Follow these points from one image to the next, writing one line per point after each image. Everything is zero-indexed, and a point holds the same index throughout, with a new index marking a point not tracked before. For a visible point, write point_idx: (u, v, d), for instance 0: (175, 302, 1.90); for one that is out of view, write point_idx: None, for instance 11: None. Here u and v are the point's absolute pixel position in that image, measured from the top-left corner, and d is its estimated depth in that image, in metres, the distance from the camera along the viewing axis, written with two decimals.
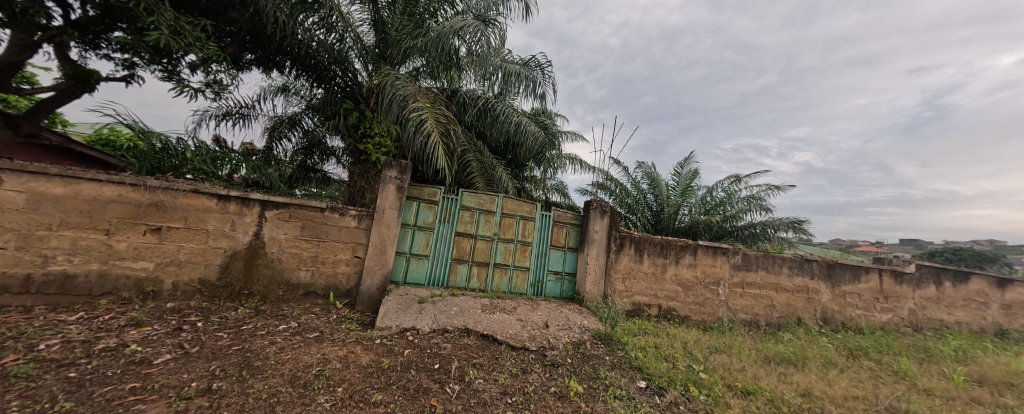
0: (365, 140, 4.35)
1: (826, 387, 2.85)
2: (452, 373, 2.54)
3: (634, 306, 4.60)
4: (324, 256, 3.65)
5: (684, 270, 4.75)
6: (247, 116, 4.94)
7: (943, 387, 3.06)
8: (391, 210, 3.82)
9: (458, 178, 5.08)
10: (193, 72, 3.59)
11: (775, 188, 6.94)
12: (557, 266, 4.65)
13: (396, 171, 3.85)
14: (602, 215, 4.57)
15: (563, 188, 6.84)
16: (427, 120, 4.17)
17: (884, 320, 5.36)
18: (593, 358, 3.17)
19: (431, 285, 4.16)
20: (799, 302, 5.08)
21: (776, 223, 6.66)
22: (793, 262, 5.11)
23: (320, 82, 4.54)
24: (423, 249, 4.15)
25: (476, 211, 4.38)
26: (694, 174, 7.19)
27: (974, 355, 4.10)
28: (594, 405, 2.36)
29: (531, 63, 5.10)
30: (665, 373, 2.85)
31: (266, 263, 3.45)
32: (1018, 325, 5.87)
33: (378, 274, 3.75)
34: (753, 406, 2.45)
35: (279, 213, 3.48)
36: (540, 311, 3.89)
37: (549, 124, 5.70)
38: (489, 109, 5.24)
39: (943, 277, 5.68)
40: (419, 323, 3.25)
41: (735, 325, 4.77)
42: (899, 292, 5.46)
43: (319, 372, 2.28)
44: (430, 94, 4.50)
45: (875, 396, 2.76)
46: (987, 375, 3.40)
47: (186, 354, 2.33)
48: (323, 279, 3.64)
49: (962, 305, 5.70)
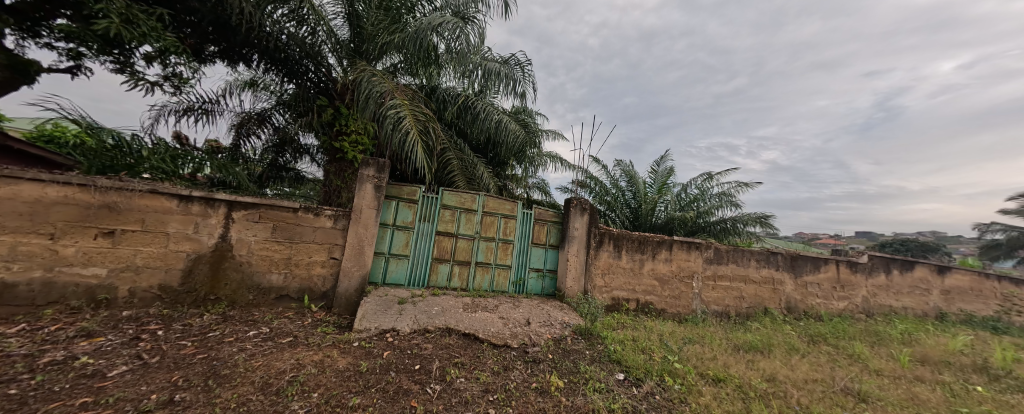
0: (341, 137, 4.21)
1: (789, 372, 3.03)
2: (433, 373, 2.52)
3: (613, 301, 4.71)
4: (298, 258, 3.52)
5: (660, 265, 4.91)
6: (211, 112, 4.68)
7: (891, 368, 3.32)
8: (368, 209, 3.72)
9: (439, 177, 5.03)
10: (150, 64, 3.35)
11: (744, 185, 7.29)
12: (539, 264, 4.69)
13: (374, 170, 3.76)
14: (582, 212, 4.65)
15: (544, 186, 6.90)
16: (405, 117, 4.09)
17: (841, 307, 5.75)
18: (574, 353, 3.23)
19: (411, 285, 4.10)
20: (765, 293, 5.36)
21: (745, 219, 6.99)
22: (760, 255, 5.39)
23: (292, 77, 4.35)
24: (403, 249, 4.08)
25: (457, 210, 4.34)
26: (670, 171, 7.44)
27: (918, 337, 4.47)
28: (574, 399, 2.40)
29: (511, 61, 5.11)
30: (642, 365, 2.95)
31: (234, 267, 3.29)
32: (955, 308, 6.45)
33: (356, 276, 3.65)
34: (723, 393, 2.58)
35: (247, 214, 3.32)
36: (521, 308, 3.92)
37: (529, 122, 5.73)
38: (469, 107, 5.20)
39: (892, 266, 6.15)
40: (399, 324, 3.20)
41: (708, 316, 4.98)
42: (853, 281, 5.87)
43: (293, 378, 2.21)
44: (408, 91, 4.41)
45: (832, 379, 2.96)
46: (928, 355, 3.72)
47: (145, 365, 2.19)
48: (296, 282, 3.52)
49: (908, 292, 6.20)
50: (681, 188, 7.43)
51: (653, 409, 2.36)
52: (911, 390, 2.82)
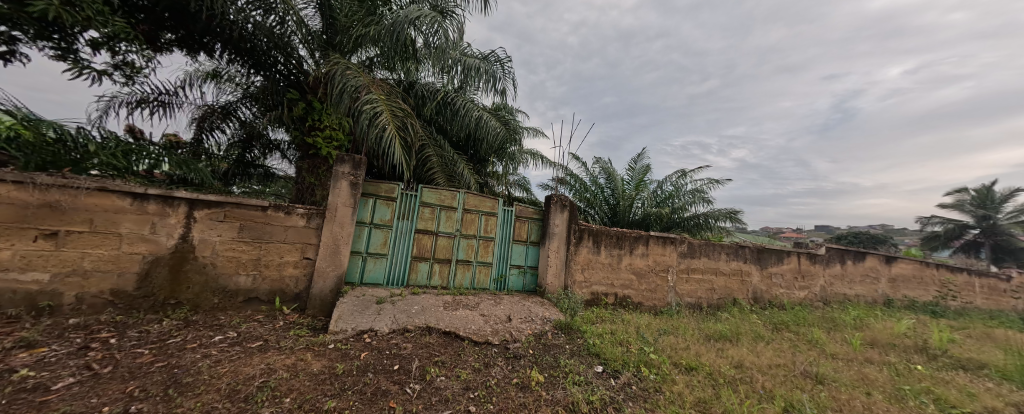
0: (314, 133, 4.06)
1: (754, 359, 3.20)
2: (412, 373, 2.48)
3: (592, 296, 4.81)
4: (268, 259, 3.37)
5: (637, 259, 5.05)
6: (168, 104, 4.38)
7: (844, 351, 3.58)
8: (344, 207, 3.60)
9: (418, 174, 4.94)
10: (96, 51, 3.09)
11: (715, 181, 7.61)
12: (520, 261, 4.71)
13: (350, 167, 3.64)
14: (562, 208, 4.70)
15: (525, 183, 6.93)
16: (382, 113, 3.99)
17: (802, 296, 6.14)
18: (554, 348, 3.28)
19: (390, 284, 4.02)
20: (734, 284, 5.64)
21: (717, 214, 7.30)
22: (729, 249, 5.65)
23: (259, 69, 4.13)
24: (381, 247, 3.99)
25: (437, 207, 4.28)
26: (646, 169, 7.65)
27: (868, 322, 4.84)
28: (554, 392, 2.44)
29: (490, 57, 5.08)
30: (619, 357, 3.03)
31: (197, 269, 3.10)
32: (900, 294, 7.03)
33: (331, 276, 3.54)
34: (695, 380, 2.70)
35: (210, 213, 3.14)
36: (502, 305, 3.93)
37: (510, 119, 5.72)
38: (448, 103, 5.13)
39: (847, 257, 6.62)
40: (377, 324, 3.13)
41: (682, 308, 5.18)
42: (813, 271, 6.27)
43: (263, 383, 2.12)
44: (385, 86, 4.30)
45: (793, 363, 3.16)
46: (877, 338, 4.03)
47: (96, 376, 2.04)
48: (267, 284, 3.37)
49: (860, 281, 6.69)
50: (657, 185, 7.66)
51: (630, 399, 2.43)
52: (862, 371, 3.05)
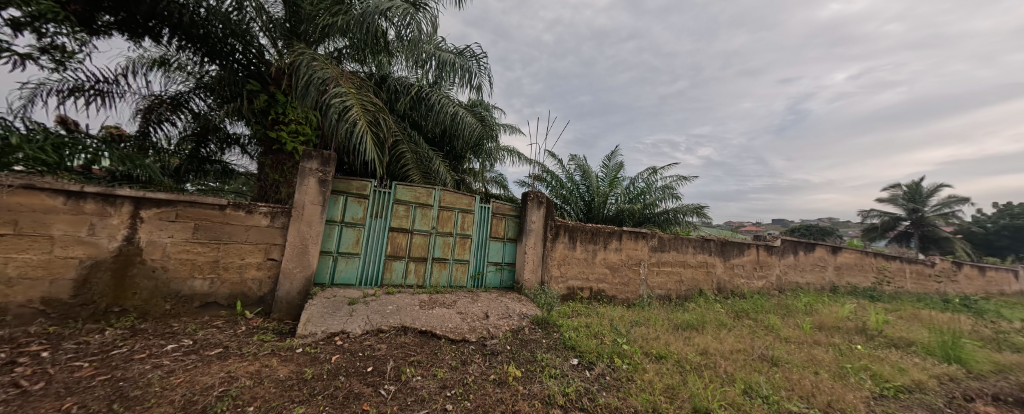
0: (278, 127, 3.84)
1: (718, 345, 3.40)
2: (387, 374, 2.43)
3: (568, 290, 4.90)
4: (228, 261, 3.17)
5: (611, 254, 5.19)
6: (109, 94, 4.00)
7: (797, 335, 3.87)
8: (312, 205, 3.45)
9: (392, 171, 4.81)
10: (17, 32, 2.75)
11: (683, 178, 7.95)
12: (497, 257, 4.72)
13: (318, 163, 3.48)
14: (539, 205, 4.75)
15: (502, 180, 6.92)
16: (352, 107, 3.85)
17: (760, 285, 6.57)
18: (531, 343, 3.32)
19: (363, 284, 3.90)
20: (700, 276, 5.93)
21: (685, 209, 7.63)
22: (696, 242, 5.93)
23: (214, 58, 3.83)
24: (353, 247, 3.85)
25: (412, 205, 4.19)
26: (620, 166, 7.86)
27: (817, 307, 5.27)
28: (530, 386, 2.47)
29: (466, 52, 5.02)
30: (594, 349, 3.12)
31: (145, 273, 2.86)
32: (844, 281, 7.69)
33: (299, 277, 3.38)
34: (664, 368, 2.82)
35: (160, 212, 2.90)
36: (479, 302, 3.92)
37: (486, 116, 5.67)
38: (423, 98, 5.03)
39: (799, 248, 7.14)
40: (349, 326, 3.03)
41: (652, 300, 5.39)
42: (770, 262, 6.72)
43: (224, 392, 2.00)
44: (355, 79, 4.14)
45: (752, 348, 3.38)
46: (825, 322, 4.39)
47: (24, 394, 1.84)
48: (226, 287, 3.17)
49: (810, 269, 7.25)
50: (629, 182, 7.89)
51: (604, 390, 2.51)
52: (811, 352, 3.32)
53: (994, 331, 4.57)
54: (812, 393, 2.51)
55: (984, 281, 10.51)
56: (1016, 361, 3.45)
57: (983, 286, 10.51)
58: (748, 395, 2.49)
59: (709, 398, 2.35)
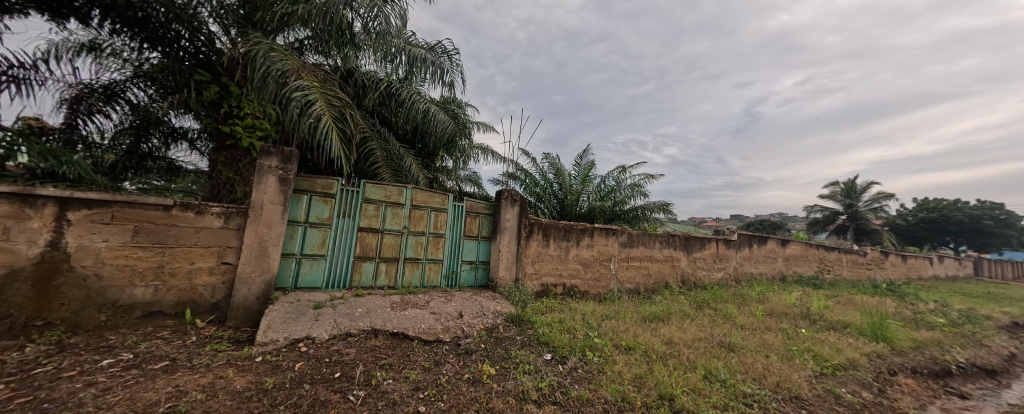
0: (231, 121, 3.57)
1: (681, 334, 3.59)
2: (356, 379, 2.35)
3: (542, 287, 4.97)
4: (175, 266, 2.92)
5: (583, 251, 5.31)
6: (26, 81, 3.54)
7: (751, 322, 4.17)
8: (272, 205, 3.24)
9: (360, 169, 4.64)
10: None
11: (650, 176, 8.27)
12: (471, 256, 4.69)
13: (278, 160, 3.28)
14: (513, 204, 4.77)
15: (476, 179, 6.88)
16: (316, 101, 3.66)
17: (720, 277, 7.00)
18: (506, 340, 3.34)
19: (330, 287, 3.74)
20: (666, 269, 6.22)
21: (652, 206, 7.94)
22: (662, 237, 6.21)
23: (155, 44, 3.48)
24: (318, 248, 3.68)
25: (381, 204, 4.06)
26: (591, 164, 8.05)
27: (769, 296, 5.70)
28: (505, 383, 2.49)
29: (437, 48, 4.92)
30: (567, 344, 3.19)
31: (74, 282, 2.57)
32: (791, 270, 8.37)
33: (257, 282, 3.17)
34: (632, 359, 2.94)
35: (91, 214, 2.62)
36: (453, 302, 3.88)
37: (459, 113, 5.60)
38: (393, 94, 4.88)
39: (753, 241, 7.68)
40: (314, 331, 2.89)
41: (622, 294, 5.59)
42: (728, 255, 7.18)
43: (171, 408, 1.85)
44: (318, 72, 3.95)
45: (711, 336, 3.60)
46: (776, 309, 4.76)
47: None
48: (173, 295, 2.92)
49: (763, 261, 7.82)
50: (600, 180, 8.10)
51: (576, 383, 2.57)
52: (763, 337, 3.59)
53: (913, 312, 5.16)
54: (763, 375, 2.72)
55: (905, 267, 11.84)
56: (930, 337, 3.92)
57: (905, 272, 11.84)
58: (708, 380, 2.65)
59: (673, 385, 2.47)
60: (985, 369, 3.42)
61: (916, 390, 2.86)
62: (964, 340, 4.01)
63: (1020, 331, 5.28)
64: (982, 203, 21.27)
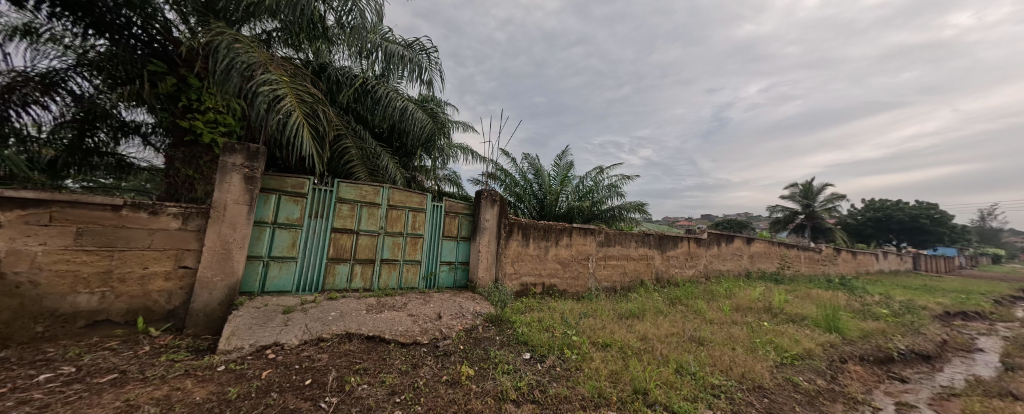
0: (190, 116, 3.34)
1: (655, 330, 3.71)
2: (328, 386, 2.26)
3: (522, 287, 4.99)
4: (125, 271, 2.71)
5: (562, 250, 5.38)
6: None
7: (719, 316, 4.38)
8: (236, 204, 3.06)
9: (334, 167, 4.49)
10: None
11: (627, 177, 8.49)
12: (450, 257, 4.64)
13: (243, 158, 3.11)
14: (492, 204, 4.75)
15: (455, 178, 6.81)
16: (285, 96, 3.51)
17: (691, 274, 7.29)
18: (485, 341, 3.32)
19: (301, 290, 3.59)
20: (641, 267, 6.41)
21: (629, 206, 8.15)
22: (637, 237, 6.39)
23: (102, 30, 3.23)
24: (288, 250, 3.53)
25: (357, 204, 3.94)
26: (570, 165, 8.16)
27: (735, 291, 5.99)
28: (483, 384, 2.48)
29: (415, 45, 4.84)
30: (545, 343, 3.22)
31: (4, 290, 2.33)
32: (756, 267, 8.84)
33: (220, 287, 2.99)
34: (609, 355, 3.00)
35: (27, 215, 2.39)
36: (431, 303, 3.82)
37: (438, 112, 5.52)
38: (369, 91, 4.74)
39: (722, 240, 8.05)
40: (283, 337, 2.76)
41: (600, 292, 5.70)
42: (699, 253, 7.49)
43: None
44: (288, 66, 3.80)
45: (683, 330, 3.74)
46: (742, 303, 5.02)
47: None
48: (123, 302, 2.71)
49: (731, 258, 8.22)
50: (578, 180, 8.22)
51: (554, 381, 2.60)
52: (729, 331, 3.78)
53: (862, 304, 5.59)
54: (730, 367, 2.86)
55: (855, 263, 12.81)
56: (876, 327, 4.27)
57: (855, 267, 12.79)
58: (679, 373, 2.75)
59: (647, 379, 2.55)
60: (921, 354, 3.76)
61: (863, 376, 3.11)
62: (904, 329, 4.39)
63: (950, 319, 5.85)
64: (921, 204, 23.34)
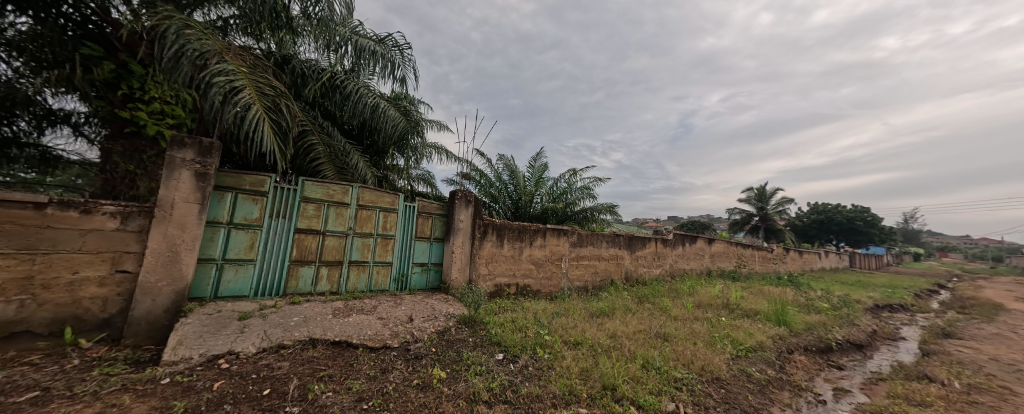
0: (132, 105, 3.06)
1: (624, 327, 3.84)
2: (289, 395, 2.14)
3: (496, 287, 4.98)
4: (50, 277, 2.43)
5: (536, 251, 5.42)
6: None
7: (683, 313, 4.60)
8: (185, 203, 2.83)
9: (299, 165, 4.27)
10: None
11: (598, 179, 8.72)
12: (422, 258, 4.56)
13: (195, 153, 2.89)
14: (467, 204, 4.71)
15: (429, 178, 6.69)
16: (244, 88, 3.30)
17: (658, 273, 7.60)
18: (457, 342, 3.28)
19: (260, 295, 3.38)
20: (612, 267, 6.60)
21: (600, 208, 8.37)
22: (608, 237, 6.58)
23: (24, 6, 2.82)
24: (245, 252, 3.31)
25: (323, 203, 3.77)
26: (544, 167, 8.27)
27: (698, 289, 6.32)
28: (455, 387, 2.45)
29: (388, 41, 4.70)
30: (518, 343, 3.23)
31: None
32: (716, 266, 9.38)
33: (165, 293, 2.75)
34: (580, 353, 3.07)
35: None
36: (402, 306, 3.73)
37: (411, 110, 5.39)
38: (337, 85, 4.55)
39: (686, 240, 8.46)
40: (238, 344, 2.59)
41: (572, 291, 5.81)
42: (665, 253, 7.83)
43: None
44: (247, 56, 3.57)
45: (649, 327, 3.90)
46: (704, 300, 5.30)
47: None
48: (47, 311, 2.42)
49: (694, 258, 8.66)
50: (553, 182, 8.33)
51: (527, 380, 2.62)
52: (691, 327, 3.98)
53: (807, 299, 6.09)
54: (691, 361, 3.02)
55: (802, 261, 13.92)
56: (819, 320, 4.66)
57: (802, 265, 13.91)
58: (645, 368, 2.86)
59: (615, 375, 2.63)
60: (855, 344, 4.16)
61: (806, 364, 3.39)
62: (842, 321, 4.83)
63: (879, 312, 6.51)
64: (857, 207, 25.76)
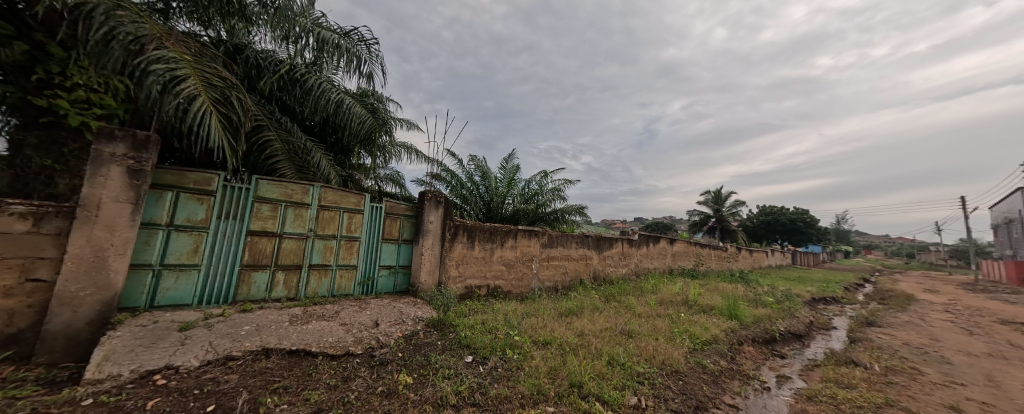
0: (49, 92, 2.66)
1: (591, 325, 3.94)
2: (238, 410, 1.98)
3: (466, 289, 4.92)
4: None
5: (507, 252, 5.43)
6: None
7: (647, 310, 4.81)
8: (115, 203, 2.54)
9: (253, 162, 4.00)
10: None
11: (568, 181, 8.90)
12: (390, 260, 4.41)
13: (127, 147, 2.60)
14: (436, 205, 4.62)
15: (398, 178, 6.49)
16: (187, 78, 3.03)
17: (624, 271, 7.88)
18: (426, 346, 3.21)
19: (205, 303, 3.10)
20: (581, 267, 6.76)
21: (570, 209, 8.54)
22: (577, 238, 6.73)
23: None
24: (189, 256, 3.04)
25: (281, 204, 3.55)
26: (516, 168, 8.31)
27: (660, 287, 6.62)
28: (422, 392, 2.39)
29: (353, 35, 4.51)
30: (488, 344, 3.22)
31: None
32: (677, 264, 9.89)
33: (89, 303, 2.44)
34: (549, 353, 3.11)
35: None
36: (367, 311, 3.59)
37: (379, 107, 5.21)
38: (297, 79, 4.30)
39: (650, 240, 8.85)
40: (178, 358, 2.35)
41: (542, 291, 5.88)
42: (631, 253, 8.14)
43: None
44: (192, 44, 3.29)
45: (615, 325, 4.03)
46: (666, 297, 5.58)
47: None
48: None
49: (657, 257, 9.08)
50: (524, 183, 8.39)
51: (495, 381, 2.61)
52: (653, 323, 4.18)
53: (756, 294, 6.59)
54: (654, 355, 3.15)
55: (752, 259, 15.06)
56: (766, 313, 5.05)
57: (752, 262, 15.04)
58: (610, 364, 2.96)
59: (582, 372, 2.68)
60: (795, 334, 4.57)
61: (754, 355, 3.67)
62: (785, 314, 5.28)
63: (816, 304, 7.17)
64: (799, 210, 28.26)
